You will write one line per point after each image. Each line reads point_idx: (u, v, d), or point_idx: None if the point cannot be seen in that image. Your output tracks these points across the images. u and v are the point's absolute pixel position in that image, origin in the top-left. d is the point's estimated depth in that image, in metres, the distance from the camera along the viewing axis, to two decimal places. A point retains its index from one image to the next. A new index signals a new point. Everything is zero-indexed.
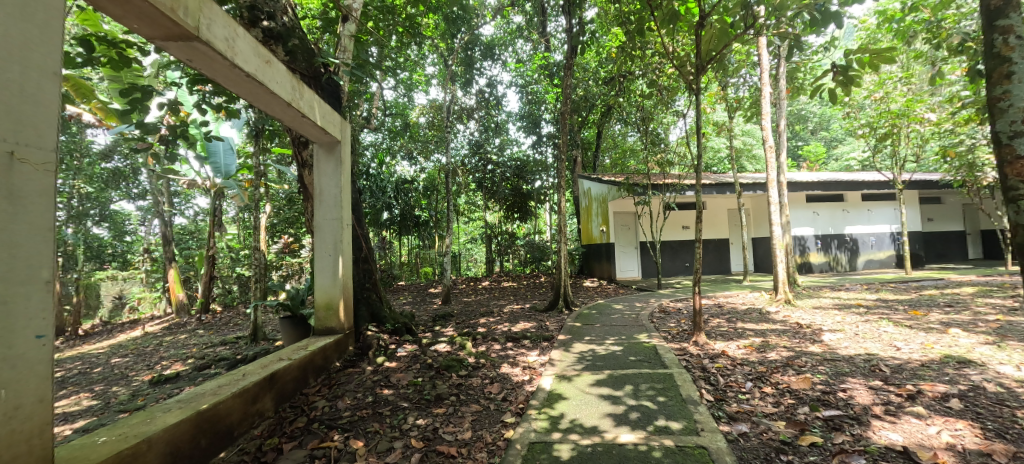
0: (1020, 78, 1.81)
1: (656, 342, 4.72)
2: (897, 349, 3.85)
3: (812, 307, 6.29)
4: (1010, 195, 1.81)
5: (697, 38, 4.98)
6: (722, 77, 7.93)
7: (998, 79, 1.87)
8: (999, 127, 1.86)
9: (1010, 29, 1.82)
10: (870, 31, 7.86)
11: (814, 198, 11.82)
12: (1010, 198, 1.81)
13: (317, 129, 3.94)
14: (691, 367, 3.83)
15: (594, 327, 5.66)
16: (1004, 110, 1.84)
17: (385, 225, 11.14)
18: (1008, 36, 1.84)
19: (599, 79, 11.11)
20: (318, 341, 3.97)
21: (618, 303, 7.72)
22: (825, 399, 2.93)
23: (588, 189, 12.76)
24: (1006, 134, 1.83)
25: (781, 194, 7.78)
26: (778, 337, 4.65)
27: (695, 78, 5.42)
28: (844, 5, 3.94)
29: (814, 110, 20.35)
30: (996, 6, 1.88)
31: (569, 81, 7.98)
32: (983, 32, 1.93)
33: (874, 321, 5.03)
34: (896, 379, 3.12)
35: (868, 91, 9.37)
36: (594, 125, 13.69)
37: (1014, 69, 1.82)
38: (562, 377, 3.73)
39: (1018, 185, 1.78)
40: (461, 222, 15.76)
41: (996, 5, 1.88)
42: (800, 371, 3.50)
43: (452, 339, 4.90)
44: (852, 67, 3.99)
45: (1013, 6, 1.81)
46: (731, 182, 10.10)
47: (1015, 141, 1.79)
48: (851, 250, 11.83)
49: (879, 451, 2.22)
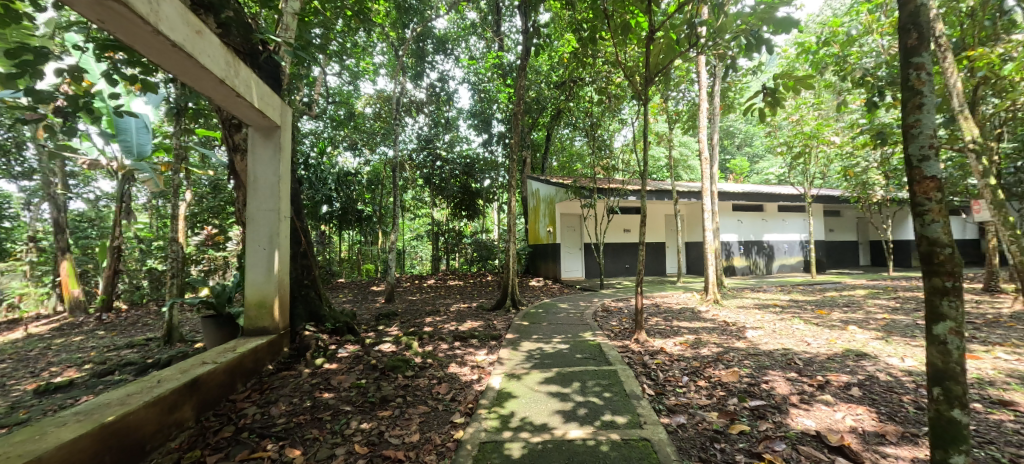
0: (929, 109, 1.69)
1: (600, 340, 4.88)
2: (807, 344, 4.32)
3: (736, 306, 6.91)
4: (916, 210, 1.70)
5: (645, 52, 5.30)
6: (665, 90, 8.40)
7: (911, 109, 1.74)
8: (911, 156, 1.73)
9: (922, 65, 1.69)
10: (791, 59, 8.75)
11: (739, 208, 12.94)
12: (915, 213, 1.70)
13: (255, 112, 3.63)
14: (633, 363, 4.02)
15: (540, 326, 5.76)
16: (916, 135, 1.71)
17: (324, 219, 10.53)
18: (921, 71, 1.70)
19: (552, 82, 11.32)
20: (248, 342, 3.64)
21: (563, 302, 7.94)
22: (751, 390, 3.19)
23: (536, 190, 13.03)
24: (916, 157, 1.70)
25: (714, 202, 8.35)
26: (709, 334, 5.03)
27: (642, 87, 5.73)
28: (774, 34, 4.40)
29: (739, 128, 22.40)
30: (912, 43, 1.73)
31: (522, 83, 8.02)
32: (904, 68, 1.75)
33: (788, 320, 5.61)
34: (808, 371, 3.49)
35: (787, 113, 10.43)
36: (544, 128, 13.94)
37: (924, 100, 1.70)
38: (510, 376, 3.74)
39: (927, 205, 1.65)
40: (407, 218, 15.45)
41: (912, 42, 1.73)
42: (729, 365, 3.79)
43: (397, 339, 4.72)
44: (778, 90, 4.43)
45: (927, 43, 1.68)
46: (669, 189, 10.73)
47: (925, 164, 1.67)
48: (767, 256, 13.10)
49: (796, 436, 2.46)
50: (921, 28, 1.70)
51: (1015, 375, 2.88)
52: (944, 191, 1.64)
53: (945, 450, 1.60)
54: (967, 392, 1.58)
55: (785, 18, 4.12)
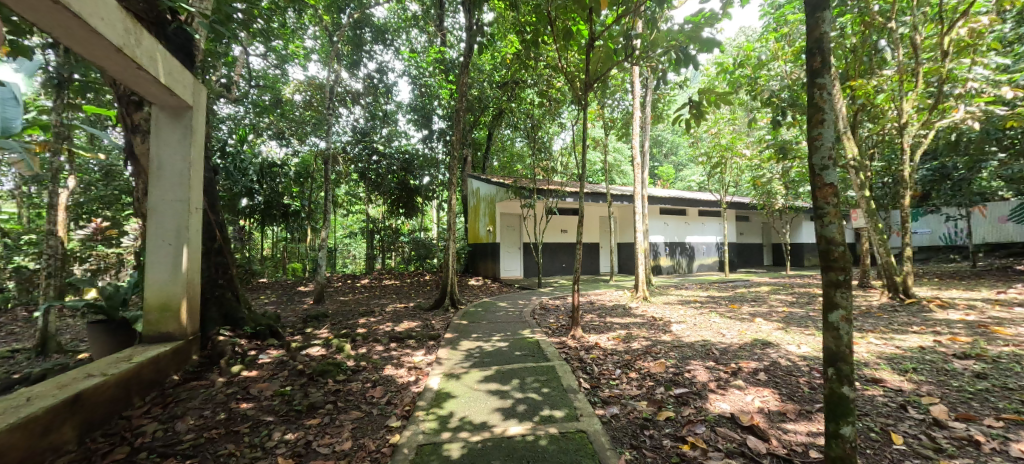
0: (830, 123, 1.91)
1: (538, 337, 4.98)
2: (723, 336, 4.75)
3: (663, 303, 7.41)
4: (817, 213, 1.91)
5: (585, 58, 5.49)
6: (603, 97, 8.79)
7: (814, 123, 1.95)
8: (813, 165, 1.96)
9: (824, 85, 1.90)
10: (711, 77, 9.59)
11: (665, 211, 13.91)
12: (817, 215, 1.90)
13: (161, 89, 3.20)
14: (570, 358, 4.15)
15: (480, 324, 5.74)
16: (818, 147, 1.93)
17: (244, 213, 9.62)
18: (823, 91, 1.92)
19: (494, 82, 11.34)
20: (148, 350, 3.20)
21: (502, 301, 7.99)
22: (676, 379, 3.41)
23: (476, 189, 12.99)
24: (819, 165, 1.91)
25: (644, 205, 8.89)
26: (638, 328, 5.34)
27: (581, 92, 5.93)
28: (699, 53, 4.81)
29: (667, 138, 24.10)
30: (817, 66, 1.94)
31: (464, 80, 7.94)
32: (807, 88, 1.98)
33: (707, 314, 6.12)
34: (724, 359, 3.83)
35: (708, 126, 11.41)
36: (485, 127, 13.93)
37: (825, 116, 1.91)
38: (449, 376, 3.68)
39: (827, 209, 1.85)
40: (339, 214, 14.64)
41: (817, 65, 1.94)
42: (657, 357, 4.04)
43: (327, 342, 4.43)
44: (702, 104, 4.83)
45: (828, 67, 1.90)
46: (604, 192, 11.22)
47: (825, 173, 1.89)
48: (689, 256, 14.22)
49: (715, 419, 2.68)
50: (823, 53, 1.91)
51: (883, 356, 3.40)
52: (838, 196, 1.86)
53: (836, 422, 1.78)
54: (852, 372, 1.79)
55: (708, 39, 4.53)
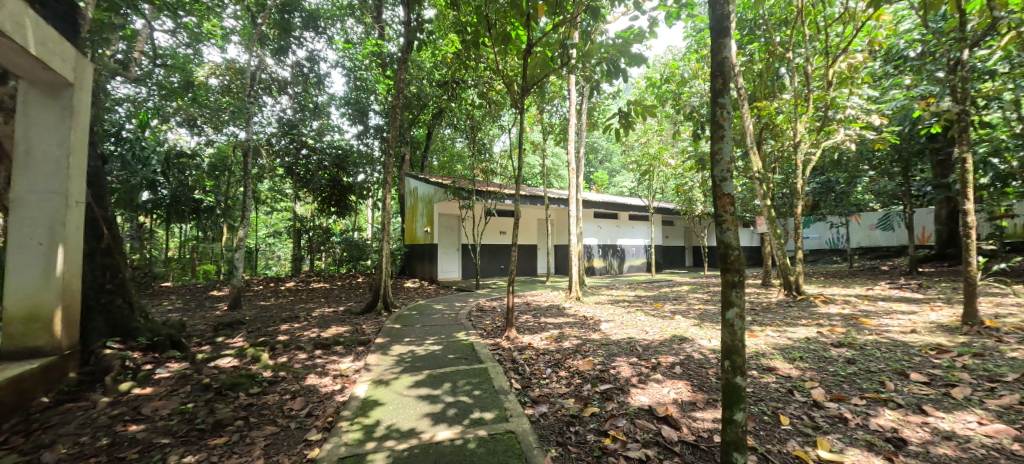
0: (728, 139, 2.01)
1: (473, 339, 4.97)
2: (646, 333, 5.06)
3: (594, 302, 7.74)
4: (718, 221, 2.03)
5: (523, 63, 5.57)
6: (541, 102, 9.01)
7: (715, 138, 2.05)
8: (715, 177, 2.07)
9: (723, 104, 2.00)
10: (641, 89, 10.20)
11: (599, 215, 14.55)
12: (718, 223, 2.03)
13: (32, 62, 2.77)
14: (503, 359, 4.18)
15: (413, 328, 5.60)
16: (717, 161, 2.04)
17: (144, 208, 8.56)
18: (724, 109, 2.02)
19: (434, 80, 11.16)
20: (8, 368, 2.72)
21: (438, 303, 7.87)
22: (602, 376, 3.58)
23: (414, 189, 12.67)
24: (720, 177, 2.03)
25: (578, 209, 9.23)
26: (570, 328, 5.53)
27: (519, 97, 6.02)
28: (627, 67, 5.11)
29: (602, 145, 25.26)
30: (718, 85, 2.03)
31: (401, 76, 7.71)
32: (710, 106, 2.08)
33: (633, 312, 6.50)
34: (646, 355, 4.09)
35: (638, 135, 12.12)
36: (425, 126, 13.67)
37: (723, 132, 2.01)
38: (377, 383, 3.55)
39: (726, 217, 1.99)
40: (262, 212, 13.56)
41: (718, 83, 2.04)
42: (585, 355, 4.21)
43: (241, 351, 4.08)
44: (630, 114, 5.12)
45: (727, 86, 2.00)
46: (541, 194, 11.48)
47: (724, 185, 2.01)
48: (620, 257, 14.99)
49: (635, 412, 2.84)
50: (723, 74, 2.00)
51: (777, 347, 3.82)
52: (735, 207, 2.00)
53: (730, 408, 1.91)
54: (744, 363, 1.91)
55: (637, 54, 4.82)
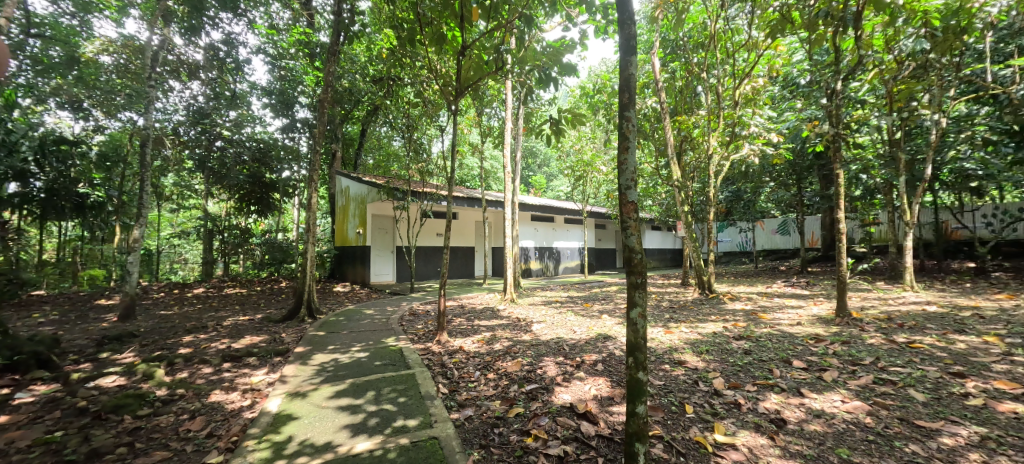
0: (632, 149, 2.13)
1: (401, 344, 4.84)
2: (574, 332, 5.26)
3: (528, 304, 7.89)
4: (624, 227, 2.14)
5: (458, 63, 5.53)
6: (479, 105, 9.04)
7: (622, 147, 2.16)
8: (620, 185, 2.18)
9: (628, 116, 2.12)
10: (576, 97, 10.61)
11: (536, 218, 14.86)
12: (623, 229, 2.14)
13: None
14: (431, 364, 4.12)
15: (338, 335, 5.33)
16: (622, 170, 2.15)
17: (10, 204, 7.29)
18: (629, 120, 2.13)
19: (368, 76, 10.73)
20: None
21: (369, 308, 7.57)
22: (529, 376, 3.65)
23: (345, 188, 12.07)
24: (625, 185, 2.13)
25: (514, 212, 9.36)
26: (502, 330, 5.58)
27: (454, 98, 5.97)
28: (558, 76, 5.29)
29: (541, 150, 25.90)
30: (624, 98, 2.14)
31: (331, 69, 7.25)
32: (616, 119, 2.17)
33: (563, 313, 6.71)
34: (572, 354, 4.24)
35: (573, 141, 12.56)
36: (358, 122, 13.11)
37: (629, 143, 2.13)
38: (293, 395, 3.32)
39: (632, 224, 2.10)
40: (167, 209, 12.16)
41: (625, 97, 2.15)
42: (514, 356, 4.27)
43: (129, 369, 3.61)
44: (561, 121, 5.31)
45: (634, 100, 2.11)
46: (479, 196, 11.47)
47: (628, 192, 2.12)
48: (555, 259, 15.42)
49: (557, 410, 2.93)
50: (629, 89, 2.12)
51: (688, 342, 4.15)
52: (638, 212, 2.13)
53: (632, 403, 2.04)
54: (645, 359, 2.05)
55: (568, 64, 5.02)
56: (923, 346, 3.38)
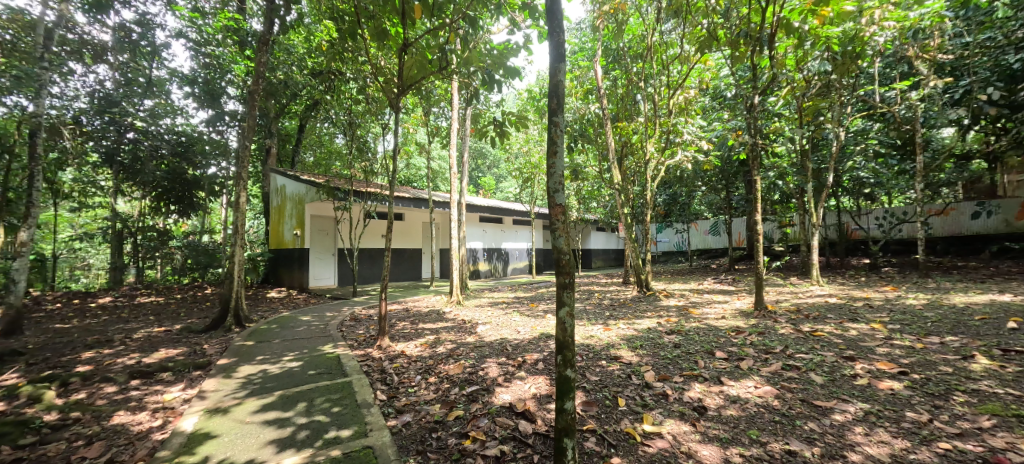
0: (560, 153, 2.19)
1: (339, 351, 4.63)
2: (518, 332, 5.32)
3: (474, 306, 7.86)
4: (553, 229, 2.20)
5: (400, 61, 5.40)
6: (426, 105, 8.88)
7: (551, 151, 2.21)
8: (549, 187, 2.24)
9: (556, 122, 2.17)
10: (523, 100, 10.75)
11: (484, 219, 14.86)
12: (553, 231, 2.19)
13: None
14: (370, 371, 3.98)
15: (269, 344, 5.00)
16: (552, 174, 2.20)
17: None
18: (557, 125, 2.19)
19: (306, 69, 10.18)
20: None
21: (306, 314, 7.17)
22: (470, 378, 3.64)
23: (280, 187, 11.35)
24: (555, 188, 2.19)
25: (461, 213, 9.30)
26: (447, 332, 5.52)
27: (397, 96, 5.83)
28: (503, 78, 5.34)
29: (490, 152, 25.99)
30: (553, 104, 2.20)
31: (263, 59, 6.77)
32: (546, 123, 2.22)
33: (509, 313, 6.77)
34: (514, 354, 4.28)
35: (521, 144, 12.72)
36: (296, 117, 12.39)
37: (557, 147, 2.19)
38: (213, 412, 3.07)
39: (560, 226, 2.16)
40: (67, 209, 10.78)
41: (553, 102, 2.21)
42: (457, 359, 4.24)
43: (10, 393, 3.15)
44: (505, 124, 5.37)
45: (562, 105, 2.17)
46: (426, 197, 11.26)
47: (557, 195, 2.18)
48: (504, 260, 15.52)
49: (496, 411, 2.95)
50: (558, 96, 2.18)
51: (625, 338, 4.35)
52: (566, 214, 2.20)
53: (562, 400, 2.10)
54: (573, 356, 2.12)
55: (512, 68, 5.10)
56: (823, 334, 3.78)
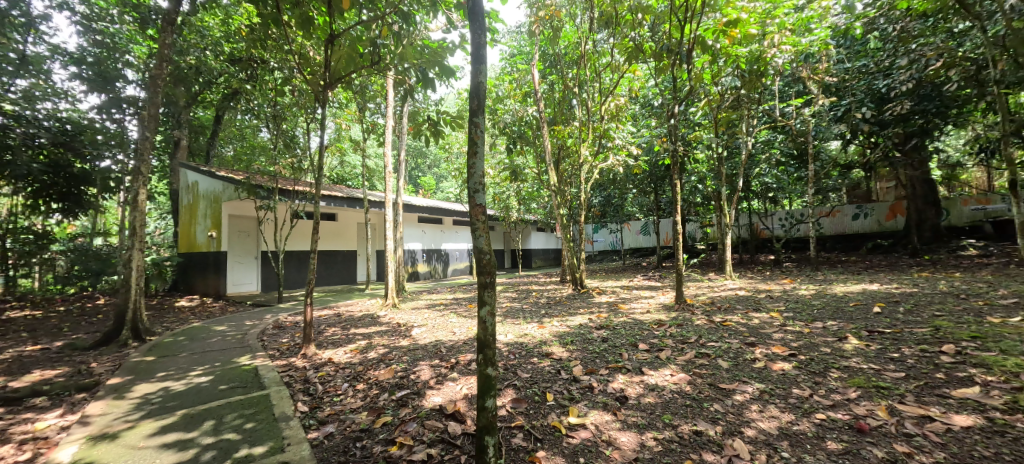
0: (480, 153, 2.21)
1: (257, 363, 4.29)
2: (453, 334, 5.26)
3: (411, 308, 7.66)
4: (473, 230, 2.21)
5: (328, 52, 5.13)
6: (360, 100, 8.50)
7: (470, 152, 2.22)
8: (470, 187, 2.24)
9: (477, 122, 2.18)
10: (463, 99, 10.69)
11: (423, 219, 14.52)
12: (473, 232, 2.20)
13: None
14: (292, 381, 3.73)
15: (174, 359, 4.51)
16: (472, 175, 2.21)
17: None
18: (478, 125, 2.20)
19: (223, 55, 9.33)
20: None
21: (221, 323, 6.56)
22: (401, 383, 3.53)
23: (192, 184, 10.28)
24: (475, 188, 2.20)
25: (397, 214, 9.03)
26: (379, 337, 5.32)
27: (325, 89, 5.53)
28: (438, 77, 5.27)
29: (431, 151, 25.58)
30: (474, 104, 2.20)
31: (168, 40, 6.07)
32: (466, 123, 2.22)
33: (446, 315, 6.69)
34: (448, 356, 4.23)
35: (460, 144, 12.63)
36: (211, 107, 11.29)
37: (476, 148, 2.20)
38: (98, 439, 2.70)
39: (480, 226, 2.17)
40: None
41: (473, 103, 2.21)
42: (389, 363, 4.10)
43: None
44: (440, 123, 5.31)
45: (483, 105, 2.18)
46: (360, 196, 10.77)
47: (476, 196, 2.19)
48: (444, 261, 15.32)
49: (426, 414, 2.89)
50: (478, 97, 2.19)
51: (557, 334, 4.47)
52: (486, 214, 2.22)
53: (485, 399, 2.11)
54: (494, 354, 2.14)
55: (448, 67, 5.05)
56: (731, 323, 4.17)
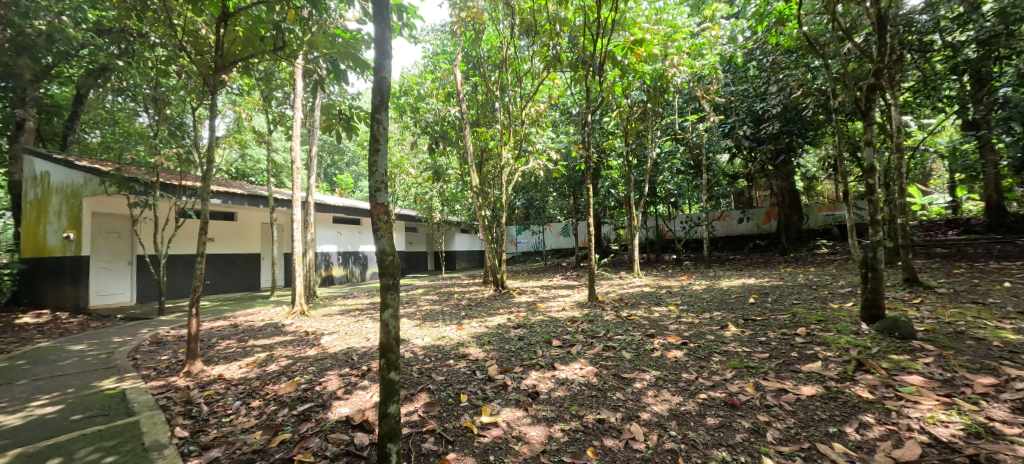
0: (382, 152, 2.14)
1: (126, 385, 3.69)
2: (367, 340, 5.01)
3: (322, 315, 7.14)
4: (376, 231, 2.13)
5: (219, 31, 4.59)
6: (264, 89, 7.74)
7: (372, 150, 2.15)
8: (372, 186, 2.16)
9: (380, 119, 2.11)
10: None
11: (338, 220, 13.62)
12: (376, 233, 2.12)
13: None
14: (170, 404, 3.27)
15: (9, 388, 3.70)
16: (375, 174, 2.14)
17: None
18: (381, 121, 2.13)
19: (85, 24, 7.91)
20: None
21: (80, 342, 5.54)
22: (304, 395, 3.27)
23: (41, 175, 8.56)
24: (377, 187, 2.12)
25: (307, 214, 8.38)
26: (282, 347, 4.87)
27: (218, 73, 4.95)
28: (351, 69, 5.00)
29: (348, 148, 24.22)
30: (378, 100, 2.13)
31: None
32: (369, 119, 2.14)
33: (361, 320, 6.34)
34: (359, 363, 4.01)
35: None
36: (68, 85, 9.50)
37: (379, 146, 2.13)
38: None
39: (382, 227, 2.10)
40: None
41: (376, 100, 2.13)
42: (291, 376, 3.78)
43: None
44: (354, 118, 5.04)
45: (386, 102, 2.12)
46: (263, 194, 9.80)
47: (378, 196, 2.11)
48: (361, 265, 14.53)
49: (330, 427, 2.71)
50: (382, 92, 2.12)
51: (474, 336, 4.47)
52: (389, 215, 2.15)
53: (390, 406, 2.04)
54: (398, 358, 2.07)
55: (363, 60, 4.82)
56: (636, 318, 4.51)
